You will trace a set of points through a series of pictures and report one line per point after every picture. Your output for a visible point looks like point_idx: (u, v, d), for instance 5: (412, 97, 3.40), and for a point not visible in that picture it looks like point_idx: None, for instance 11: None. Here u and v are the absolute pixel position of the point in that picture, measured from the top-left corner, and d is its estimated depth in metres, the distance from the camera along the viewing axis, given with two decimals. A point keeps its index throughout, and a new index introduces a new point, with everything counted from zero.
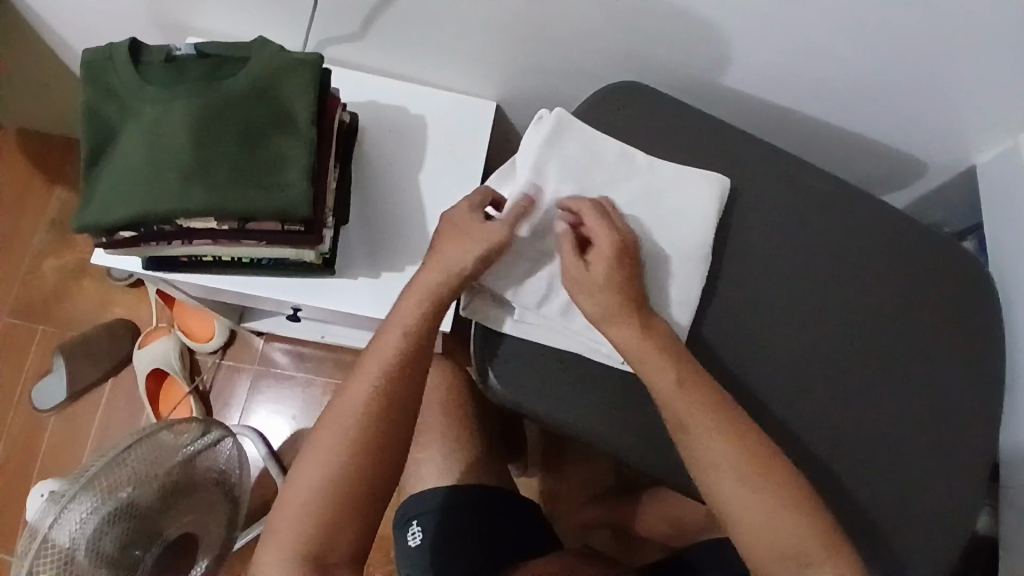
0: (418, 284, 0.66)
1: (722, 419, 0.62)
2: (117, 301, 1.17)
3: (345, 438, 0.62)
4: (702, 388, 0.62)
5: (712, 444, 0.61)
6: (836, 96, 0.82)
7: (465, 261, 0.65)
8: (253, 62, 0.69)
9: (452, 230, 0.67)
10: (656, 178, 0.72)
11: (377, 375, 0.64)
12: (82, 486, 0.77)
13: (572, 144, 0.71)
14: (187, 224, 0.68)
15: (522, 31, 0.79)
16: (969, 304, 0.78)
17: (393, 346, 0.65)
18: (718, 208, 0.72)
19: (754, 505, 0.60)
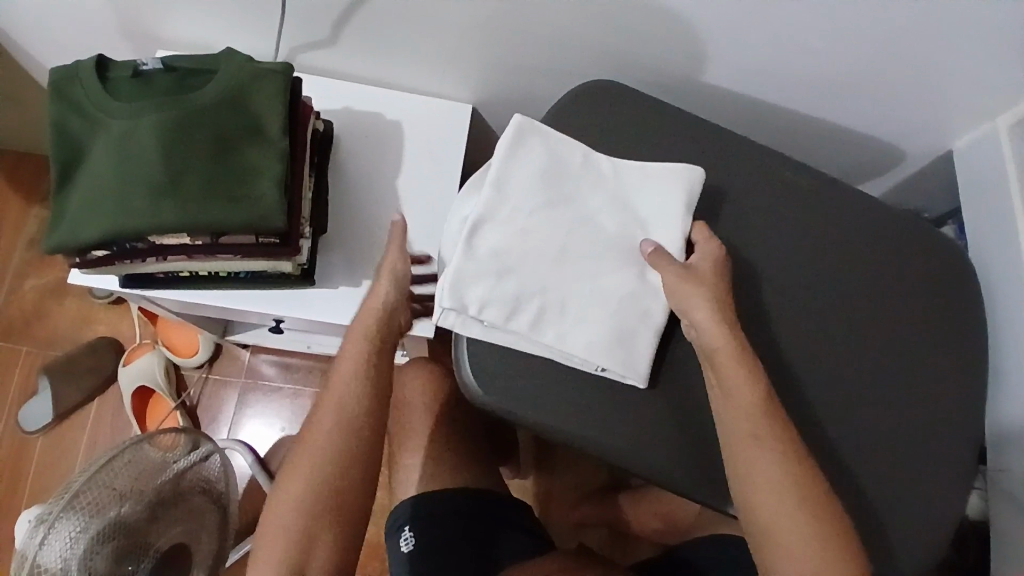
0: (361, 315, 0.69)
1: (761, 389, 0.65)
2: (99, 318, 1.16)
3: (312, 465, 0.66)
4: (746, 357, 0.65)
5: (747, 410, 0.64)
6: (810, 87, 0.82)
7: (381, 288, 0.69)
8: (222, 73, 0.68)
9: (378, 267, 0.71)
10: (621, 180, 0.72)
11: (334, 403, 0.67)
12: (66, 506, 0.76)
13: (534, 153, 0.70)
14: (160, 241, 0.67)
15: (496, 32, 0.79)
16: (948, 290, 0.79)
17: (346, 375, 0.67)
18: (688, 204, 0.71)
19: (775, 472, 0.63)
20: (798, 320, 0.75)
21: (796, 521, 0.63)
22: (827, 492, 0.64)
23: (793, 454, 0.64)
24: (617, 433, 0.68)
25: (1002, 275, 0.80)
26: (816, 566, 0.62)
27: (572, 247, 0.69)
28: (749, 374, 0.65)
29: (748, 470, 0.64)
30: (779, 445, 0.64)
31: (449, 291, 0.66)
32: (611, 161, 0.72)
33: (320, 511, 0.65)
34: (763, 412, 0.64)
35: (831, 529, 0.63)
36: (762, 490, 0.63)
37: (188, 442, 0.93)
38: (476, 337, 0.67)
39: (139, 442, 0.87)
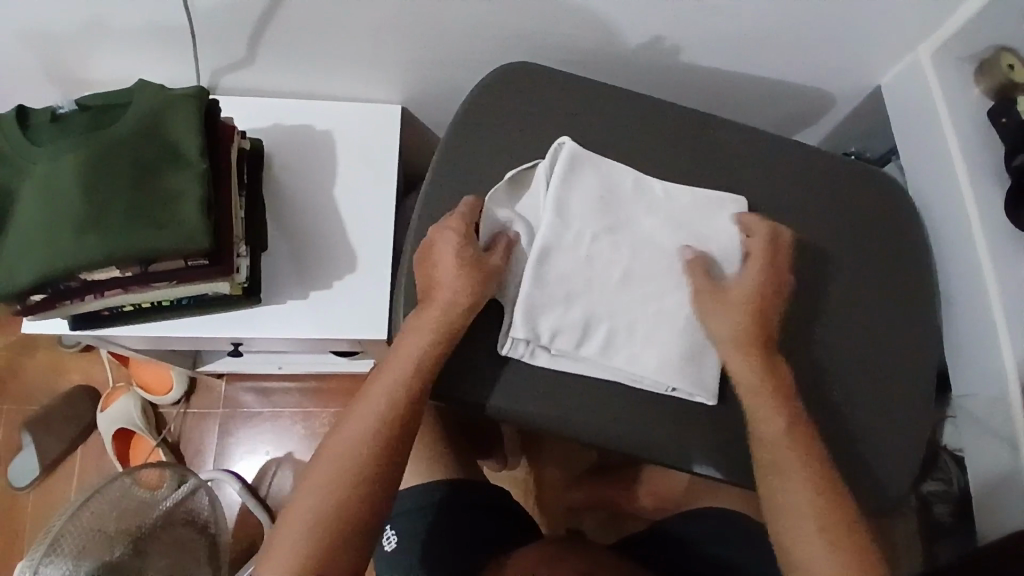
0: (419, 316, 0.65)
1: (772, 385, 0.64)
2: (72, 367, 1.17)
3: (344, 462, 0.61)
4: (766, 363, 0.65)
5: (764, 398, 0.64)
6: (729, 44, 0.82)
7: (460, 303, 0.63)
8: (135, 105, 0.68)
9: (448, 249, 0.65)
10: (672, 201, 0.71)
11: (379, 402, 0.63)
12: (46, 553, 0.80)
13: (587, 178, 0.69)
14: (92, 277, 0.67)
15: (408, 31, 0.79)
16: (894, 225, 0.78)
17: (393, 377, 0.63)
18: (741, 228, 0.70)
19: (784, 453, 0.63)
20: None
21: (796, 491, 0.63)
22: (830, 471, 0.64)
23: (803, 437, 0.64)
24: (573, 408, 0.67)
25: (941, 203, 0.80)
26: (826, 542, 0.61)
27: (633, 270, 0.68)
28: (760, 366, 0.65)
29: (771, 458, 0.64)
30: (794, 428, 0.64)
31: (521, 321, 0.65)
32: (660, 183, 0.71)
33: (349, 502, 0.60)
34: (776, 397, 0.64)
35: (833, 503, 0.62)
36: (779, 472, 0.63)
37: (172, 477, 0.94)
38: (543, 366, 0.67)
39: (124, 480, 0.90)
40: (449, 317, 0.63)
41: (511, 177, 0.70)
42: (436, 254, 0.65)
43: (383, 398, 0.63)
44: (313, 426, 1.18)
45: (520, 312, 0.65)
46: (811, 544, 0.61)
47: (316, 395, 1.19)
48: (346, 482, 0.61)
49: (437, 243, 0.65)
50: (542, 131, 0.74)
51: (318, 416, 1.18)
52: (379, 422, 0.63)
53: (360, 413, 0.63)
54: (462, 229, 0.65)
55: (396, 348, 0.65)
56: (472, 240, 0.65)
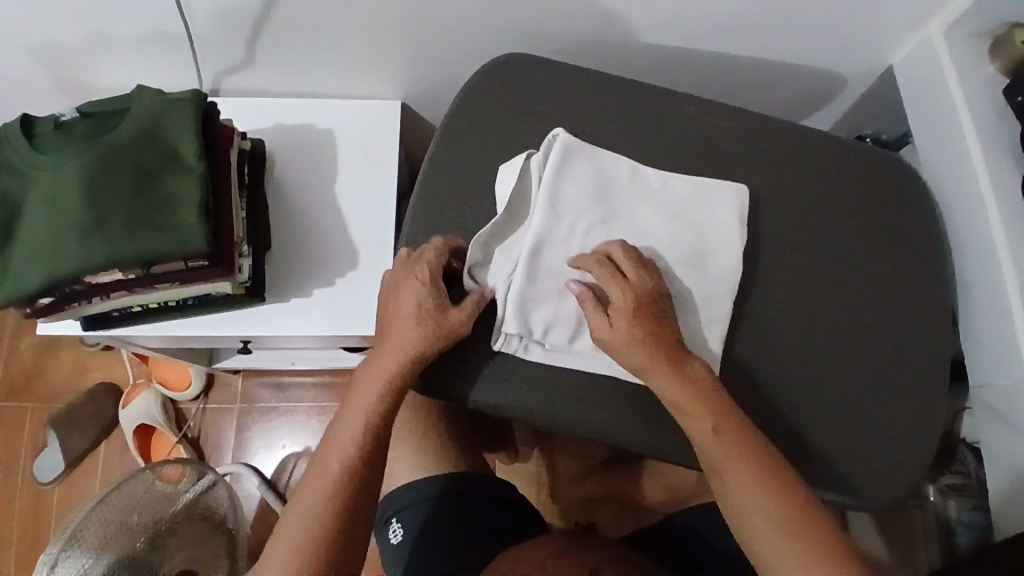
0: (378, 359, 0.63)
1: (698, 392, 0.61)
2: (95, 365, 1.20)
3: (313, 512, 0.61)
4: (682, 380, 0.61)
5: (692, 401, 0.61)
6: (732, 30, 0.80)
7: (420, 349, 0.62)
8: (133, 110, 0.70)
9: (410, 289, 0.64)
10: (670, 192, 0.70)
11: (344, 447, 0.63)
12: (67, 544, 0.83)
13: (581, 169, 0.68)
14: (97, 280, 0.69)
15: (403, 27, 0.79)
16: (905, 211, 0.75)
17: (357, 422, 0.63)
18: (740, 219, 0.70)
19: (728, 455, 0.60)
20: (754, 263, 0.71)
21: (748, 489, 0.59)
22: (782, 463, 0.61)
23: (743, 436, 0.61)
24: (570, 405, 0.67)
25: (957, 187, 0.77)
26: (786, 538, 0.58)
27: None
28: (673, 373, 0.61)
29: (715, 462, 0.61)
30: (730, 427, 0.60)
31: (512, 317, 0.65)
32: (653, 171, 0.70)
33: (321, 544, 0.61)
34: (706, 397, 0.61)
35: (789, 495, 0.59)
36: (727, 473, 0.60)
37: (192, 472, 0.97)
38: (539, 360, 0.67)
39: (146, 474, 0.93)
40: (408, 353, 0.62)
41: (502, 171, 0.69)
42: (397, 291, 0.65)
43: (349, 437, 0.63)
44: (328, 420, 1.19)
45: (515, 308, 0.65)
46: (778, 542, 0.58)
47: (329, 390, 1.20)
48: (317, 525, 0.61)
49: (398, 280, 0.65)
50: (537, 124, 0.73)
51: (332, 411, 1.20)
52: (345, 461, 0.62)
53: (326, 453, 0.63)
54: (422, 264, 0.64)
55: (356, 391, 0.64)
56: (433, 276, 0.64)
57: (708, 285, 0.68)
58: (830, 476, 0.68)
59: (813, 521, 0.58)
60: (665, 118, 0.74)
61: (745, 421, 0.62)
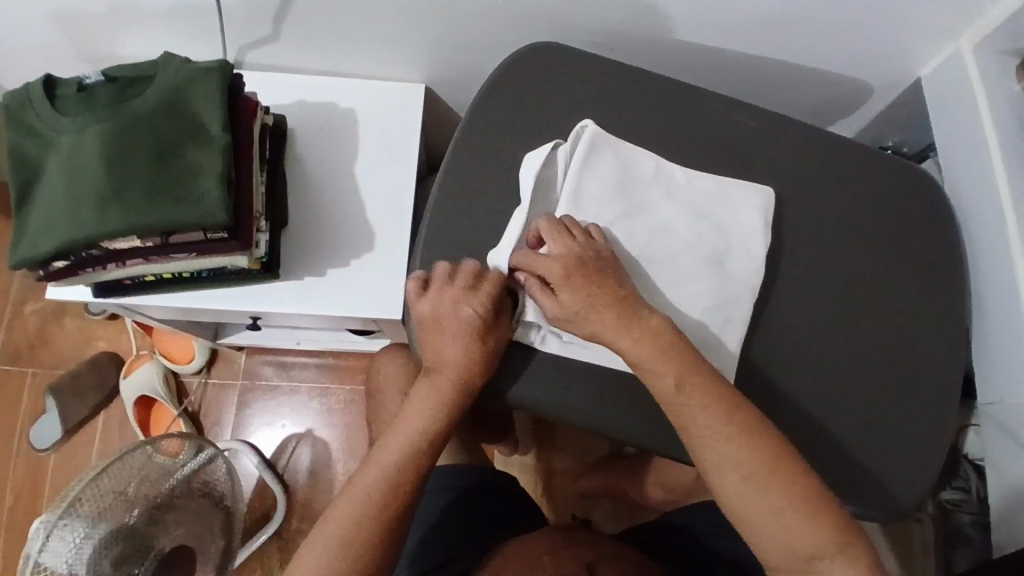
0: (436, 377, 0.63)
1: (652, 348, 0.59)
2: (98, 334, 1.19)
3: (357, 522, 0.60)
4: (631, 340, 0.59)
5: (652, 354, 0.59)
6: (762, 31, 0.79)
7: (478, 367, 0.63)
8: (160, 79, 0.69)
9: (464, 330, 0.63)
10: (694, 191, 0.69)
11: (394, 460, 0.62)
12: (66, 512, 0.80)
13: (607, 162, 0.68)
14: (113, 246, 0.69)
15: (433, 10, 0.78)
16: (925, 223, 0.75)
17: (409, 437, 0.63)
18: (764, 221, 0.69)
19: (693, 406, 0.58)
20: (773, 267, 0.71)
21: (720, 443, 0.58)
22: (756, 415, 0.59)
23: (710, 385, 0.59)
24: (583, 399, 0.66)
25: (978, 203, 0.77)
26: (757, 490, 0.57)
27: (652, 255, 0.67)
28: (624, 328, 0.60)
29: (682, 414, 0.59)
30: (695, 382, 0.59)
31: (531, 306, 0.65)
32: (678, 168, 0.70)
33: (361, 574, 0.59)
34: (667, 349, 0.59)
35: (765, 447, 0.57)
36: (695, 425, 0.58)
37: (193, 446, 0.96)
38: (556, 352, 0.66)
39: (146, 447, 0.90)
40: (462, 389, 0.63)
41: (528, 159, 0.69)
42: (446, 328, 0.63)
43: (394, 459, 0.62)
44: (329, 402, 1.19)
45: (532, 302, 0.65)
46: (750, 494, 0.57)
47: (332, 371, 1.20)
48: (358, 553, 0.59)
49: (447, 315, 0.63)
50: (564, 115, 0.73)
51: (334, 393, 1.19)
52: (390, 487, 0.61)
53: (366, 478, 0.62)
54: (479, 304, 0.63)
55: (410, 407, 0.64)
56: (486, 317, 0.63)
57: (729, 286, 0.68)
58: (839, 484, 0.68)
59: (790, 473, 0.57)
60: (692, 118, 0.73)
61: (710, 371, 0.60)
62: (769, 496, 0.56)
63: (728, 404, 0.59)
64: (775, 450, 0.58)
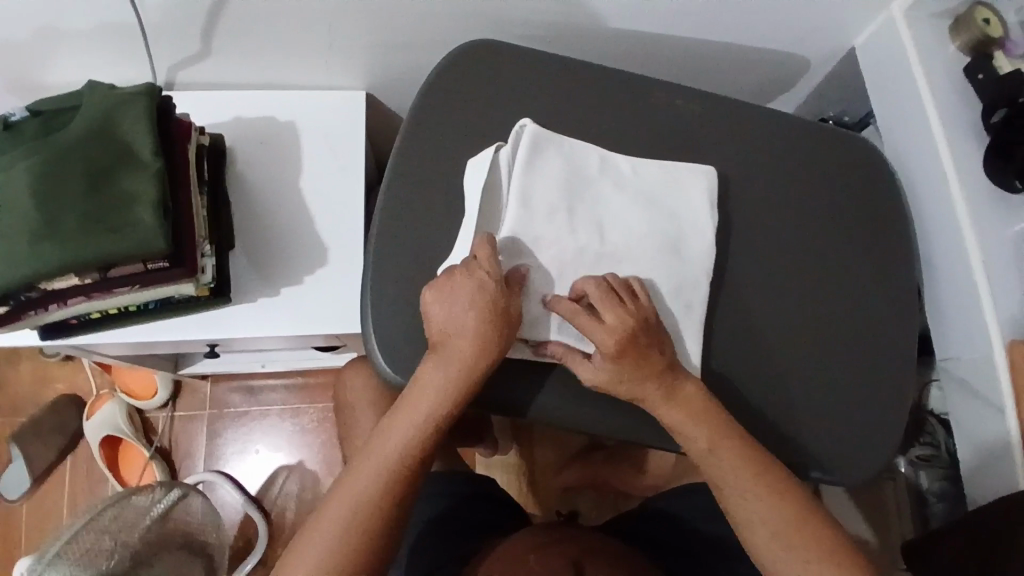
0: (447, 354, 0.60)
1: (694, 415, 0.60)
2: (56, 376, 1.16)
3: (359, 505, 0.59)
4: (680, 406, 0.60)
5: (690, 424, 0.60)
6: (696, 13, 0.80)
7: (491, 352, 0.59)
8: (87, 108, 0.67)
9: (470, 312, 0.59)
10: (640, 178, 0.69)
11: (399, 441, 0.60)
12: (51, 560, 0.77)
13: (550, 160, 0.67)
14: (52, 286, 0.67)
15: (365, 15, 0.77)
16: (871, 188, 0.76)
17: (415, 417, 0.60)
18: (711, 202, 0.70)
19: (727, 471, 0.60)
20: (728, 245, 0.72)
21: (751, 505, 0.59)
22: (781, 470, 0.61)
23: (744, 447, 0.60)
24: (551, 395, 0.66)
25: (920, 163, 0.79)
26: (790, 549, 0.58)
27: (606, 248, 0.67)
28: (666, 398, 0.60)
29: (716, 479, 0.60)
30: (725, 444, 0.60)
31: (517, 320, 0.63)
32: (617, 157, 0.70)
33: (363, 559, 0.58)
34: (704, 418, 0.60)
35: (794, 504, 0.59)
36: (730, 486, 0.60)
37: (164, 487, 0.94)
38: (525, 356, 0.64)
39: (124, 494, 0.89)
40: (477, 369, 0.59)
41: (472, 162, 0.67)
42: (452, 311, 0.59)
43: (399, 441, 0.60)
44: (302, 422, 1.17)
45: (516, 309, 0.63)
46: (782, 552, 0.58)
47: (302, 391, 1.18)
48: (358, 538, 0.58)
49: (455, 296, 0.59)
50: (507, 111, 0.72)
51: (306, 413, 1.17)
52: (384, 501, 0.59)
53: (360, 480, 0.59)
54: (492, 282, 0.59)
55: (417, 382, 0.61)
56: (500, 299, 0.59)
57: (685, 268, 0.68)
58: (814, 453, 0.69)
59: (819, 532, 0.59)
60: (633, 104, 0.73)
61: (741, 434, 0.61)
62: (803, 555, 0.58)
63: (762, 470, 0.60)
64: (806, 509, 0.59)
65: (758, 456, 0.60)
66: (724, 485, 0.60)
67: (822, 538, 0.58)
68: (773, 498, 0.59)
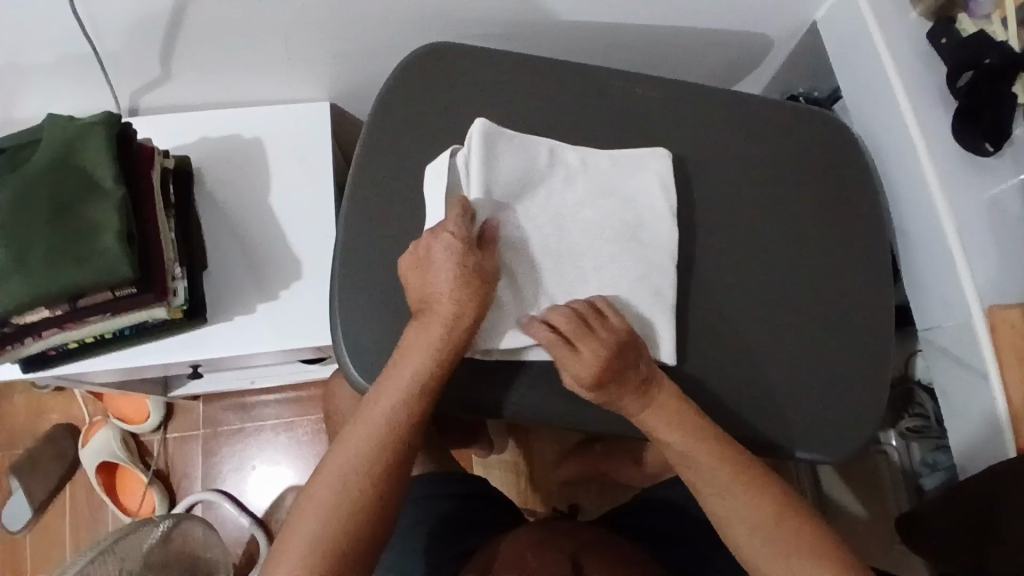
0: (452, 291, 0.59)
1: (671, 416, 0.60)
2: (50, 407, 1.16)
3: (377, 430, 0.58)
4: (662, 411, 0.60)
5: (666, 426, 0.60)
6: (651, 0, 0.79)
7: (471, 303, 0.59)
8: (46, 140, 0.68)
9: (443, 274, 0.59)
10: (591, 170, 0.69)
11: (415, 369, 0.59)
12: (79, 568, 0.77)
13: (506, 154, 0.65)
14: (25, 320, 0.67)
15: (320, 26, 0.76)
16: (839, 163, 0.76)
17: (428, 345, 0.59)
18: (665, 187, 0.69)
19: (704, 468, 0.59)
20: (698, 231, 0.71)
21: (731, 502, 0.58)
22: (756, 463, 0.60)
23: (717, 443, 0.60)
24: (529, 394, 0.65)
25: (888, 134, 0.78)
26: (772, 545, 0.57)
27: (572, 245, 0.67)
28: (641, 408, 0.60)
29: (695, 479, 0.60)
30: (702, 444, 0.60)
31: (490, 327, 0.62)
32: (576, 152, 0.69)
33: (381, 485, 0.58)
34: (675, 414, 0.60)
35: (774, 500, 0.58)
36: (710, 485, 0.59)
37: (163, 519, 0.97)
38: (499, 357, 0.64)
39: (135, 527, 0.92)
40: (468, 313, 0.59)
41: (429, 170, 0.67)
42: (428, 272, 0.60)
43: (414, 369, 0.59)
44: (297, 435, 1.17)
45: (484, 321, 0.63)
46: (759, 545, 0.57)
47: (294, 404, 1.18)
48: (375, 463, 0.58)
49: (430, 259, 0.60)
50: (467, 112, 0.72)
51: (300, 426, 1.17)
52: (387, 447, 0.58)
53: (378, 409, 0.59)
54: (460, 239, 0.59)
55: (423, 318, 0.60)
56: (472, 261, 0.60)
57: (654, 257, 0.67)
58: (797, 432, 0.68)
59: (801, 527, 0.57)
60: (593, 96, 0.73)
61: (718, 433, 0.61)
62: (784, 550, 0.56)
63: (740, 465, 0.59)
64: (787, 504, 0.58)
65: (735, 453, 0.60)
66: (702, 483, 0.60)
67: (806, 534, 0.57)
68: (751, 494, 0.58)
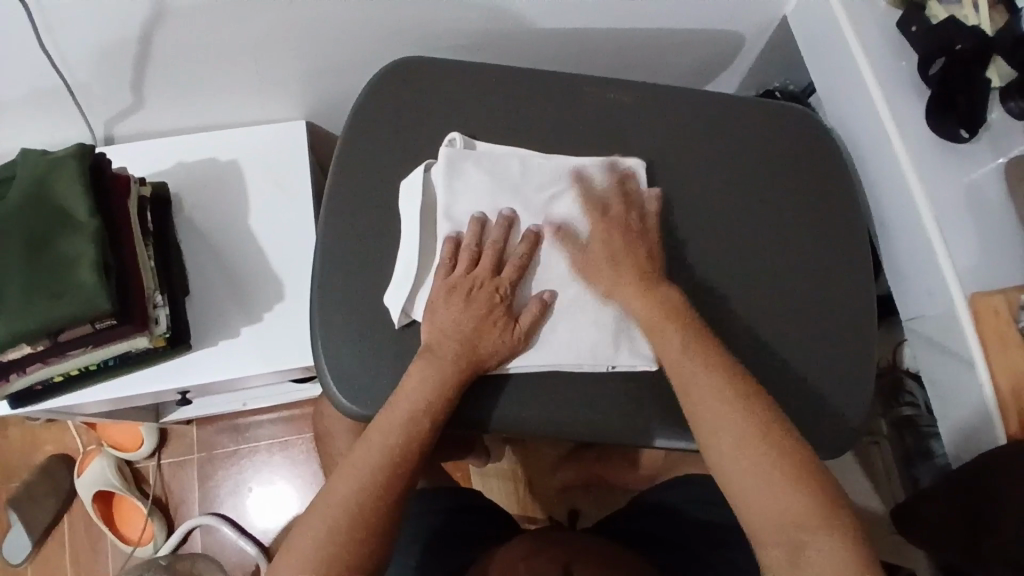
0: (485, 301, 0.63)
1: (675, 319, 0.62)
2: (44, 438, 1.16)
3: (394, 430, 0.60)
4: (663, 307, 0.63)
5: (666, 334, 0.62)
6: (619, 4, 0.79)
7: (494, 343, 0.63)
8: (20, 176, 0.68)
9: (470, 316, 0.63)
10: (562, 177, 0.69)
11: (434, 372, 0.61)
12: None
13: (473, 172, 0.67)
14: (6, 356, 0.67)
15: (288, 46, 0.76)
16: (815, 157, 0.76)
17: (449, 347, 0.62)
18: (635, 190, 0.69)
19: (701, 383, 0.59)
20: (677, 231, 0.71)
21: (724, 421, 0.57)
22: (792, 433, 0.57)
23: (718, 362, 0.60)
24: (514, 406, 0.65)
25: (862, 126, 0.78)
26: (760, 466, 0.55)
27: (548, 253, 0.67)
28: (640, 293, 0.64)
29: (690, 393, 0.59)
30: (703, 357, 0.60)
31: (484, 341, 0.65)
32: (551, 159, 0.69)
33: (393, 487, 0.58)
34: (704, 373, 0.59)
35: (767, 426, 0.56)
36: (706, 401, 0.58)
37: None
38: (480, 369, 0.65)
39: None
40: (500, 331, 0.63)
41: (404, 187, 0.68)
42: (455, 310, 0.63)
43: (433, 370, 0.61)
44: (293, 454, 1.17)
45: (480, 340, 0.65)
46: (745, 457, 0.55)
47: (289, 423, 1.18)
48: (388, 464, 0.59)
49: (461, 304, 0.63)
50: (438, 126, 0.72)
51: (295, 444, 1.17)
52: (404, 448, 0.59)
53: (397, 410, 0.60)
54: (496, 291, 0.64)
55: (451, 321, 0.63)
56: (499, 302, 0.64)
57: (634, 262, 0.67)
58: None
59: (793, 458, 0.55)
60: (564, 103, 0.73)
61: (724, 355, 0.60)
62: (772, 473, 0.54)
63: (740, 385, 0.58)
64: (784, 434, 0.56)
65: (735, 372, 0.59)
66: (697, 400, 0.59)
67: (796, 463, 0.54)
68: (747, 415, 0.57)
